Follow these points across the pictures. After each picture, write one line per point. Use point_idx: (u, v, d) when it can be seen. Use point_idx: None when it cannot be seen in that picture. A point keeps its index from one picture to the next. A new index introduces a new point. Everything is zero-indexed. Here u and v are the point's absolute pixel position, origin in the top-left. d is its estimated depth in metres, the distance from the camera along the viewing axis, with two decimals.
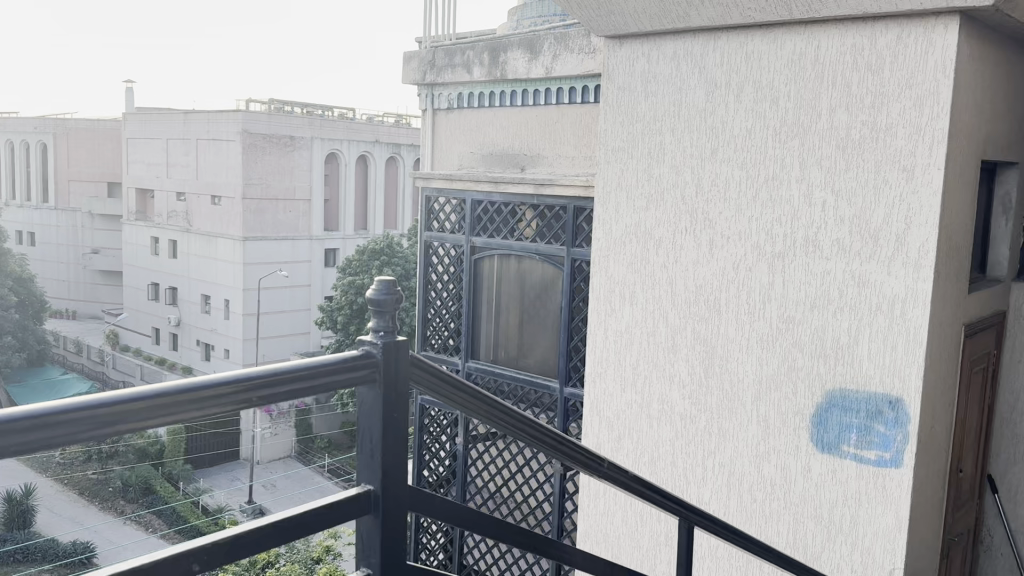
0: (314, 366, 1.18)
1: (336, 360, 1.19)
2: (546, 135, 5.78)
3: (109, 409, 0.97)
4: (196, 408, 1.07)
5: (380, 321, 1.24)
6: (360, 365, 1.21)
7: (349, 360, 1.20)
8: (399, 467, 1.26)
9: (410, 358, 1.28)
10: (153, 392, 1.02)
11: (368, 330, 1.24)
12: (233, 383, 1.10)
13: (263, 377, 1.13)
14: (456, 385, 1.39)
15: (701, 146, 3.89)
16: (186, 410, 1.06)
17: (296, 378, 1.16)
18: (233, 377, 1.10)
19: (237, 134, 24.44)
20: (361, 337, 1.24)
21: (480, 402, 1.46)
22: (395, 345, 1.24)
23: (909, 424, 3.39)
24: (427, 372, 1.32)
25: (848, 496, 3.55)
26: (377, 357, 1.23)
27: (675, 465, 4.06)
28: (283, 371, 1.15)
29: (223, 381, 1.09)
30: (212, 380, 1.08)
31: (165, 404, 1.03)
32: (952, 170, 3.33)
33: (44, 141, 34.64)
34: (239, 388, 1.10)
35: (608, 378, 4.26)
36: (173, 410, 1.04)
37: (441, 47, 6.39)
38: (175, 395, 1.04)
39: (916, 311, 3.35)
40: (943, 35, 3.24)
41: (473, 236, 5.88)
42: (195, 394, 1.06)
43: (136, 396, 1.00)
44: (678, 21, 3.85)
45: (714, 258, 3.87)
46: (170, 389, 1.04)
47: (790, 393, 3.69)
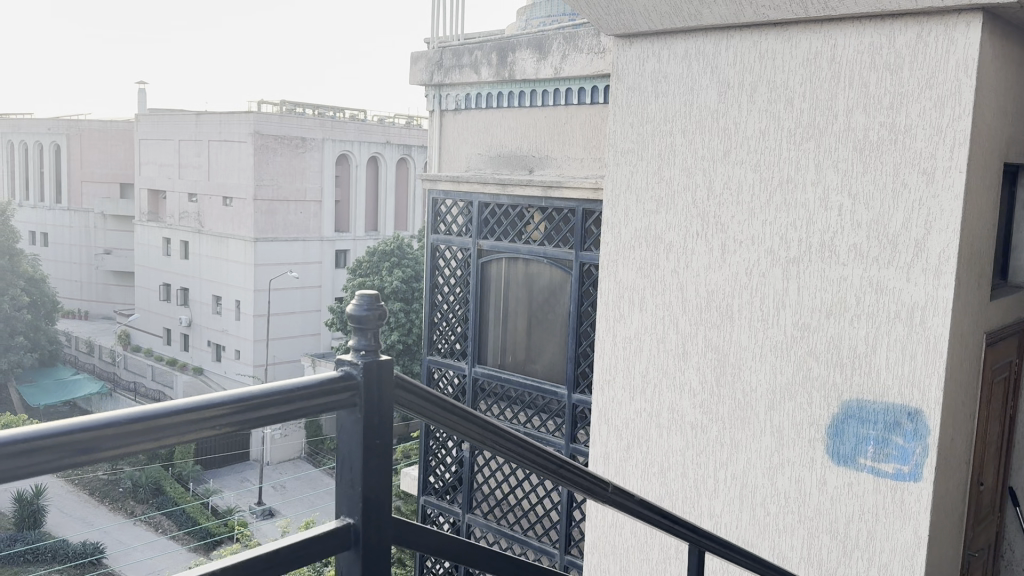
0: (292, 387, 1.08)
1: (313, 382, 1.10)
2: (555, 137, 5.67)
3: (70, 438, 0.89)
4: (160, 436, 0.97)
5: (361, 340, 1.15)
6: (338, 389, 1.11)
7: (327, 380, 1.11)
8: (384, 497, 1.17)
9: (394, 379, 1.18)
10: (115, 420, 0.93)
11: (347, 348, 1.15)
12: (203, 410, 1.01)
13: (232, 403, 1.03)
14: (447, 408, 1.29)
15: (713, 148, 3.78)
16: (149, 437, 0.96)
17: (271, 403, 1.07)
18: (201, 403, 1.01)
19: (249, 135, 24.44)
20: (339, 356, 1.14)
21: (475, 425, 1.36)
22: (376, 365, 1.15)
23: (928, 437, 3.26)
24: (413, 393, 1.22)
25: (865, 510, 3.44)
26: (357, 379, 1.13)
27: (686, 476, 3.94)
28: (257, 395, 1.05)
29: (190, 407, 1.00)
30: (181, 406, 0.99)
31: (130, 432, 0.94)
32: (975, 174, 3.21)
33: (58, 142, 34.71)
34: (213, 414, 1.01)
35: (617, 385, 4.15)
36: (137, 438, 0.95)
37: (448, 47, 6.29)
38: (143, 425, 0.95)
39: (936, 320, 3.23)
40: (965, 34, 3.12)
41: (480, 238, 5.78)
42: (162, 422, 0.97)
43: (102, 423, 0.91)
44: (689, 19, 3.74)
45: (727, 263, 3.75)
46: (136, 417, 0.95)
47: (804, 402, 3.58)
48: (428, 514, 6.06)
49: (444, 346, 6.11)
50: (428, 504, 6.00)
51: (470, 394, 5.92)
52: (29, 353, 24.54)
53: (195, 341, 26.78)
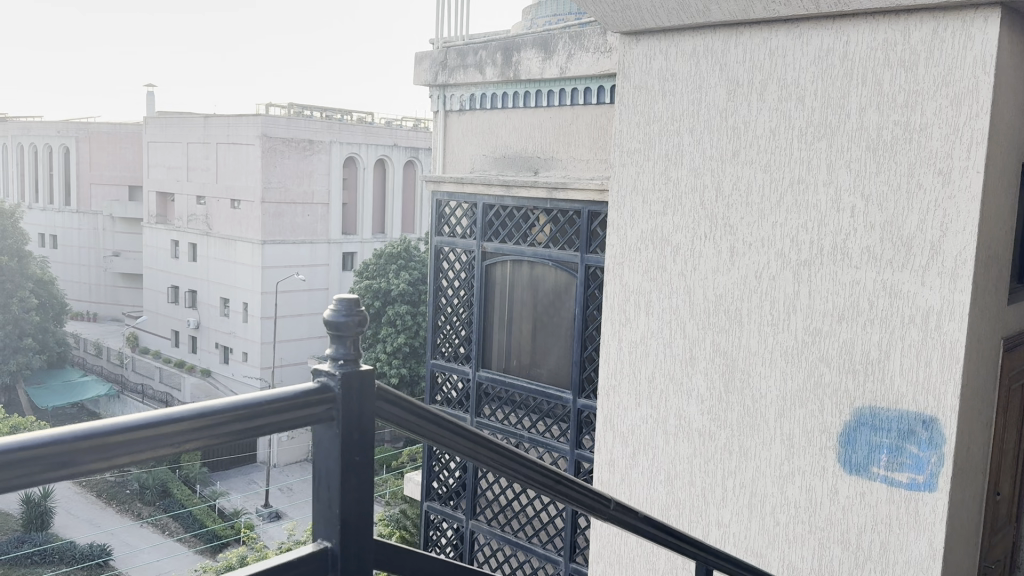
0: (264, 397, 1.01)
1: (290, 393, 1.02)
2: (561, 136, 5.59)
3: (23, 454, 0.81)
4: (113, 455, 0.89)
5: (339, 348, 1.07)
6: (314, 400, 1.04)
7: (305, 391, 1.04)
8: (365, 511, 1.10)
9: (379, 389, 1.12)
10: (63, 437, 0.85)
11: (324, 357, 1.08)
12: (163, 426, 0.93)
13: (195, 417, 0.95)
14: (438, 421, 1.22)
15: (723, 148, 3.68)
16: (102, 456, 0.88)
17: (237, 417, 0.99)
18: (164, 418, 0.93)
19: (256, 138, 24.38)
20: (317, 367, 1.07)
21: (467, 439, 1.28)
22: (356, 375, 1.07)
23: (944, 446, 3.16)
24: (398, 402, 1.15)
25: (879, 521, 3.33)
26: (336, 390, 1.06)
27: (694, 484, 3.85)
28: (223, 409, 0.98)
29: (149, 423, 0.92)
30: (140, 420, 0.92)
31: (84, 450, 0.86)
32: (992, 174, 3.11)
33: (67, 145, 34.79)
34: (174, 430, 0.93)
35: (622, 391, 4.05)
36: (90, 455, 0.87)
37: (453, 47, 6.22)
38: (105, 443, 0.88)
39: (952, 324, 3.13)
40: (982, 29, 3.02)
41: (484, 241, 5.71)
42: (120, 438, 0.89)
43: (54, 439, 0.84)
44: (697, 15, 3.65)
45: (736, 266, 3.66)
46: (96, 433, 0.87)
47: (816, 409, 3.47)
48: (431, 520, 5.98)
49: (448, 350, 6.04)
50: (431, 509, 5.93)
51: (474, 398, 5.84)
52: (37, 355, 24.55)
53: (202, 343, 26.79)
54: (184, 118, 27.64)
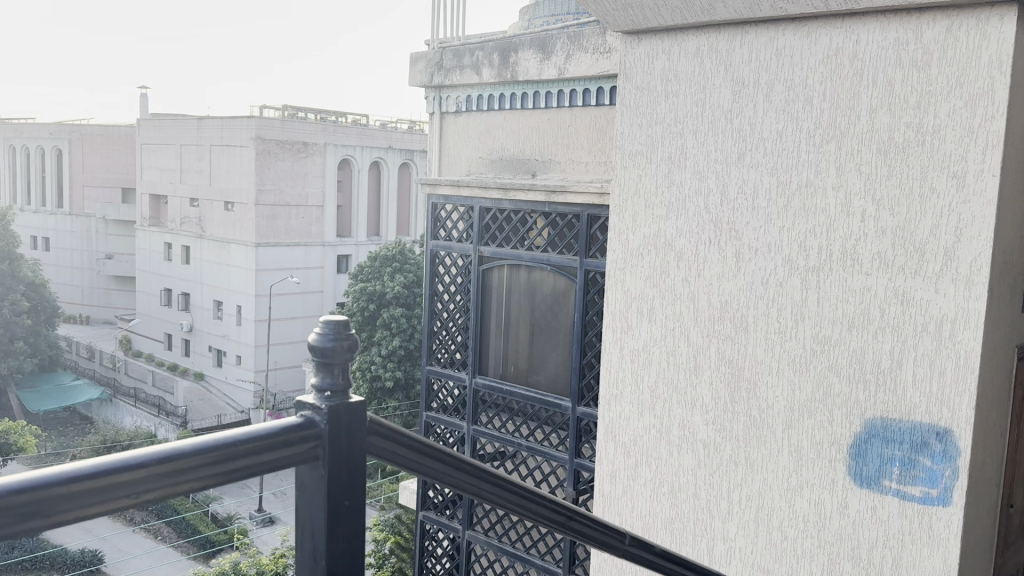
0: (245, 435, 0.97)
1: (269, 429, 0.98)
2: (559, 138, 5.47)
3: None
4: (73, 508, 0.83)
5: (324, 377, 1.04)
6: (295, 436, 1.00)
7: (285, 427, 0.99)
8: (354, 551, 1.05)
9: (369, 421, 1.08)
10: (25, 486, 0.79)
11: (310, 388, 1.04)
12: (131, 471, 0.87)
13: (161, 463, 0.89)
14: (431, 454, 1.18)
15: (727, 150, 3.58)
16: (65, 508, 0.82)
17: (211, 460, 0.93)
18: (133, 462, 0.87)
19: (250, 140, 24.16)
20: (300, 402, 1.04)
21: (461, 472, 1.24)
22: (341, 405, 1.04)
23: (958, 458, 3.05)
24: (388, 432, 1.11)
25: (891, 537, 3.23)
26: (321, 427, 1.02)
27: (698, 497, 3.73)
28: (197, 451, 0.92)
29: (115, 468, 0.86)
30: (106, 465, 0.86)
31: (47, 499, 0.81)
32: (1008, 177, 3.00)
33: (60, 147, 34.59)
34: (142, 475, 0.87)
35: (624, 400, 3.94)
36: (57, 506, 0.81)
37: (448, 48, 6.11)
38: (68, 491, 0.82)
39: (966, 334, 3.02)
40: (999, 27, 2.91)
41: (480, 244, 5.59)
42: (86, 486, 0.83)
43: (18, 488, 0.78)
44: (701, 14, 3.53)
45: (741, 272, 3.55)
46: (63, 480, 0.82)
47: (825, 420, 3.37)
48: (426, 530, 5.86)
49: (444, 356, 5.93)
50: (427, 519, 5.81)
51: (470, 406, 5.72)
52: (28, 358, 24.36)
53: (196, 346, 26.61)
54: (177, 120, 27.44)
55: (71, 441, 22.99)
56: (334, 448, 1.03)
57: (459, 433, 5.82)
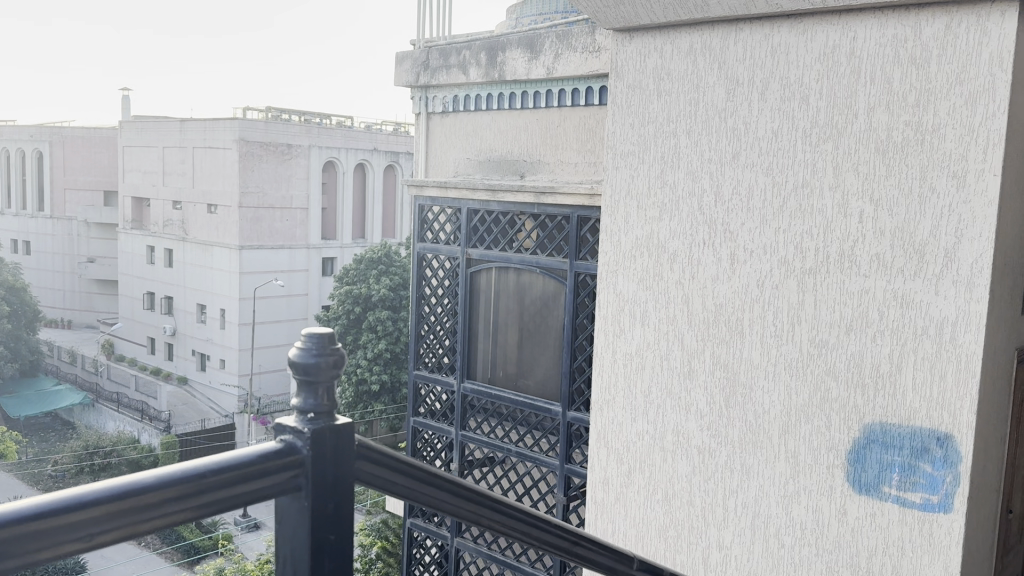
0: (222, 464, 0.90)
1: (247, 455, 0.92)
2: (548, 138, 5.39)
3: None
4: (40, 546, 0.76)
5: (308, 398, 0.97)
6: (276, 465, 0.94)
7: (266, 454, 0.93)
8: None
9: (358, 443, 1.02)
10: None
11: (291, 410, 0.98)
12: (88, 511, 0.79)
13: (131, 497, 0.82)
14: (437, 479, 1.13)
15: (721, 149, 3.50)
16: (31, 547, 0.75)
17: (185, 492, 0.86)
18: (99, 495, 0.80)
19: (234, 141, 24.02)
20: (281, 426, 0.97)
21: (463, 501, 1.18)
22: (326, 430, 0.97)
23: (959, 464, 2.99)
24: (382, 458, 1.05)
25: (890, 544, 3.16)
26: (303, 456, 0.96)
27: (693, 505, 3.66)
28: (170, 482, 0.85)
29: (80, 501, 0.79)
30: (69, 500, 0.78)
31: (9, 542, 0.74)
32: (1009, 179, 2.93)
33: (40, 149, 34.22)
34: (108, 513, 0.80)
35: (617, 406, 3.86)
36: (23, 544, 0.75)
37: (435, 47, 6.00)
38: (31, 532, 0.75)
39: (968, 336, 2.96)
40: (1000, 23, 2.85)
41: (468, 247, 5.50)
42: (53, 524, 0.76)
43: None
44: (695, 10, 3.46)
45: (736, 275, 3.48)
46: (16, 522, 0.74)
47: (822, 424, 3.29)
48: (413, 537, 5.77)
49: (431, 360, 5.83)
50: (414, 526, 5.71)
51: (458, 411, 5.62)
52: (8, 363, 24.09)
53: (179, 350, 26.38)
54: (158, 122, 27.21)
55: (53, 446, 22.71)
56: (318, 474, 0.97)
57: (447, 439, 5.73)
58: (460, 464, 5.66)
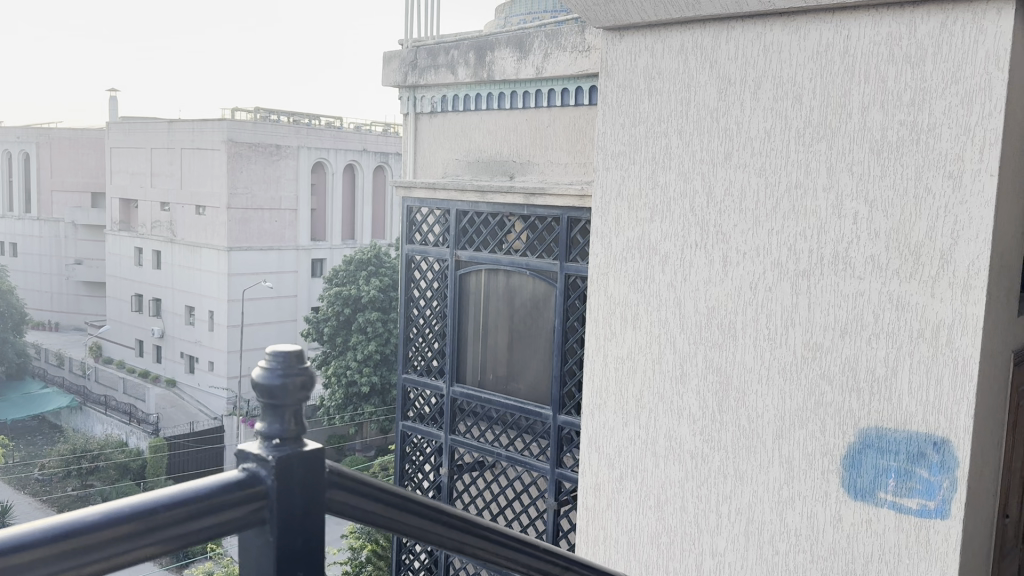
0: (180, 497, 0.92)
1: (208, 486, 0.95)
2: (537, 137, 5.33)
3: None
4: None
5: (272, 423, 1.01)
6: (237, 493, 0.97)
7: (228, 485, 0.97)
8: None
9: (327, 469, 1.07)
10: None
11: (257, 437, 1.02)
12: (52, 545, 0.81)
13: (94, 531, 0.84)
14: (405, 501, 1.17)
15: (713, 150, 3.44)
16: None
17: (146, 523, 0.88)
18: (59, 529, 0.83)
19: (221, 143, 23.84)
20: (243, 457, 1.01)
21: (439, 525, 1.23)
22: (292, 456, 1.01)
23: (956, 469, 2.94)
24: (354, 484, 1.09)
25: (886, 550, 3.11)
26: (267, 484, 1.00)
27: (686, 511, 3.60)
28: (131, 514, 0.87)
29: (42, 537, 0.81)
30: (31, 535, 0.81)
31: None
32: (1006, 179, 2.88)
33: (28, 151, 34.01)
34: (71, 545, 0.82)
35: (608, 410, 3.81)
36: None
37: (423, 47, 5.94)
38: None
39: (963, 339, 2.91)
40: (996, 21, 2.80)
41: (457, 249, 5.43)
42: (15, 560, 0.79)
43: None
44: (686, 9, 3.41)
45: (728, 277, 3.42)
46: None
47: (816, 429, 3.24)
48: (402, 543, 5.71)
49: (420, 364, 5.77)
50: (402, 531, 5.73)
51: (447, 415, 5.56)
52: None
53: (168, 353, 26.20)
54: (147, 124, 27.05)
55: (40, 450, 22.50)
56: (285, 501, 1.01)
57: (437, 443, 5.67)
58: (449, 469, 5.61)
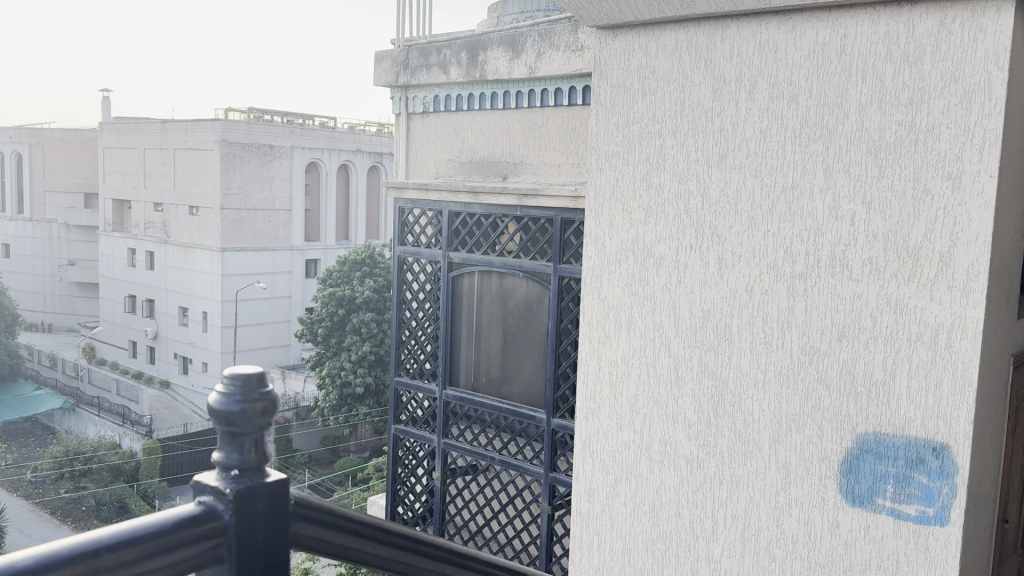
0: (134, 532, 0.93)
1: (171, 520, 0.97)
2: (530, 138, 5.27)
3: None
4: None
5: (233, 456, 1.04)
6: (200, 524, 1.00)
7: (188, 519, 0.99)
8: None
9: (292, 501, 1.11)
10: None
11: (218, 467, 1.04)
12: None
13: (64, 564, 0.87)
14: (366, 529, 1.21)
15: (708, 150, 3.39)
16: None
17: (117, 555, 0.91)
18: (28, 563, 0.85)
19: (215, 143, 23.35)
20: (203, 490, 1.04)
21: (401, 552, 1.28)
22: (253, 489, 1.04)
23: (956, 475, 2.89)
24: (317, 518, 1.14)
25: (885, 558, 3.05)
26: (225, 518, 1.02)
27: (681, 516, 3.54)
28: (100, 547, 0.90)
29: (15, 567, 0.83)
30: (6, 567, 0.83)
31: None
32: (1006, 180, 2.83)
33: (21, 152, 33.86)
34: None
35: (602, 414, 3.76)
36: None
37: (415, 46, 5.88)
38: None
39: (963, 343, 2.86)
40: (996, 19, 2.76)
41: (450, 250, 5.37)
42: None
43: None
44: (680, 8, 3.35)
45: (723, 279, 3.37)
46: None
47: (813, 435, 3.19)
48: None
49: (413, 367, 5.70)
50: None
51: (440, 419, 5.50)
52: None
53: (161, 354, 26.07)
54: (140, 124, 26.89)
55: (33, 453, 22.34)
56: (243, 535, 1.04)
57: (429, 447, 5.61)
58: (442, 473, 5.55)
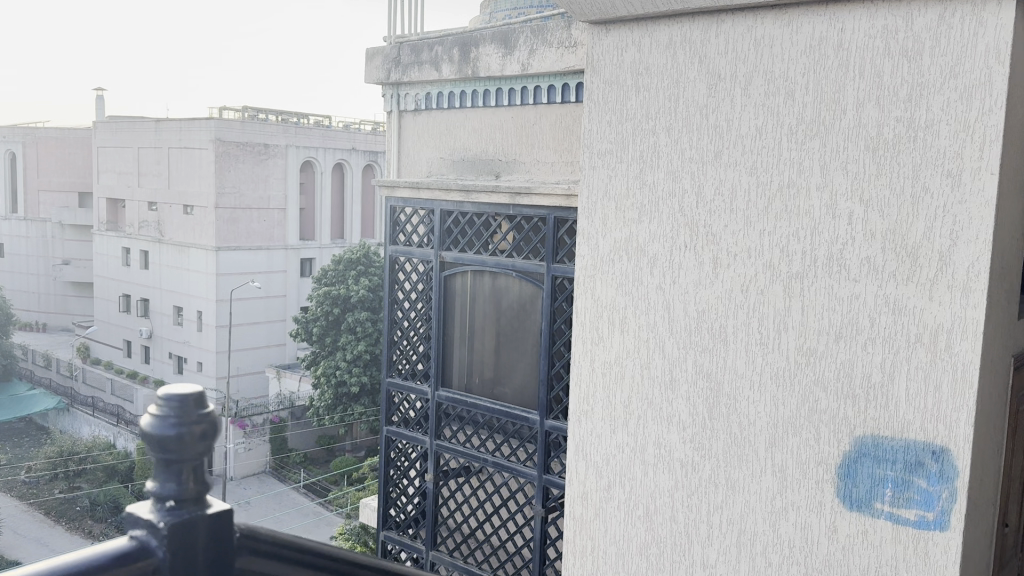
0: (71, 567, 0.98)
1: (104, 555, 1.01)
2: (523, 136, 5.21)
3: None
4: None
5: (169, 486, 1.06)
6: (132, 556, 1.03)
7: (122, 552, 1.03)
8: None
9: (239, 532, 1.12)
10: None
11: (156, 498, 1.06)
12: None
13: None
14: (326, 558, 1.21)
15: (703, 148, 3.33)
16: None
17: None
18: None
19: (209, 142, 23.54)
20: (136, 529, 1.06)
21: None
22: (190, 519, 1.06)
23: (956, 480, 2.83)
24: (270, 548, 1.14)
25: (883, 563, 2.99)
26: (159, 550, 1.05)
27: (676, 520, 3.48)
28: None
29: None
30: None
31: None
32: (1007, 177, 2.77)
33: (15, 151, 33.70)
34: None
35: (596, 416, 3.69)
36: None
37: (406, 43, 5.81)
38: None
39: (964, 344, 2.80)
40: (996, 13, 2.69)
41: (442, 250, 5.30)
42: None
43: None
44: (673, 2, 3.29)
45: (718, 279, 3.31)
46: None
47: (811, 438, 3.13)
48: (388, 550, 5.78)
49: (405, 367, 5.63)
50: (388, 539, 5.75)
51: (433, 420, 5.43)
52: None
53: (156, 353, 25.98)
54: (134, 123, 26.75)
55: (27, 453, 22.22)
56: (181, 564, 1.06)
57: (422, 449, 5.54)
58: (435, 475, 5.47)
